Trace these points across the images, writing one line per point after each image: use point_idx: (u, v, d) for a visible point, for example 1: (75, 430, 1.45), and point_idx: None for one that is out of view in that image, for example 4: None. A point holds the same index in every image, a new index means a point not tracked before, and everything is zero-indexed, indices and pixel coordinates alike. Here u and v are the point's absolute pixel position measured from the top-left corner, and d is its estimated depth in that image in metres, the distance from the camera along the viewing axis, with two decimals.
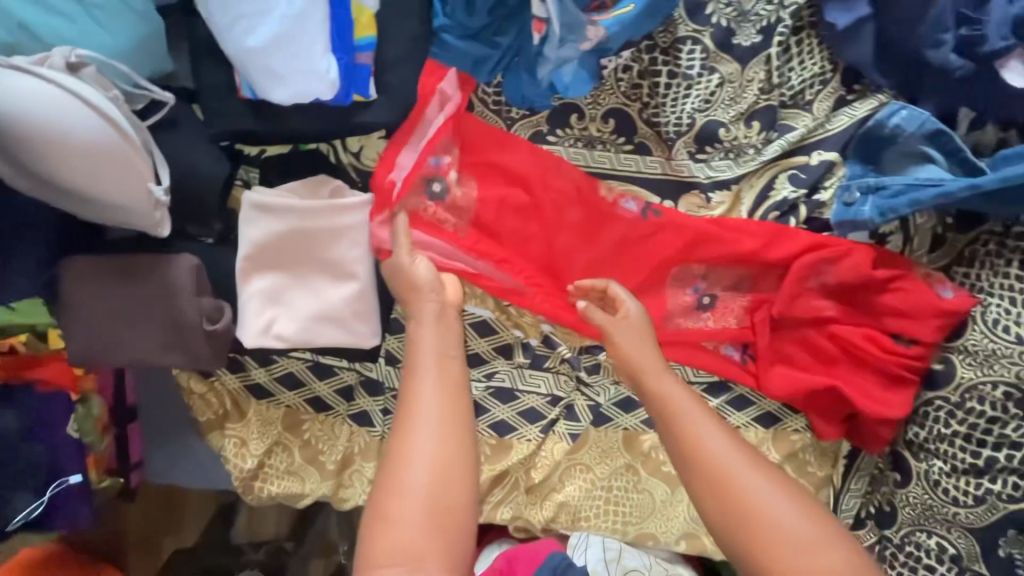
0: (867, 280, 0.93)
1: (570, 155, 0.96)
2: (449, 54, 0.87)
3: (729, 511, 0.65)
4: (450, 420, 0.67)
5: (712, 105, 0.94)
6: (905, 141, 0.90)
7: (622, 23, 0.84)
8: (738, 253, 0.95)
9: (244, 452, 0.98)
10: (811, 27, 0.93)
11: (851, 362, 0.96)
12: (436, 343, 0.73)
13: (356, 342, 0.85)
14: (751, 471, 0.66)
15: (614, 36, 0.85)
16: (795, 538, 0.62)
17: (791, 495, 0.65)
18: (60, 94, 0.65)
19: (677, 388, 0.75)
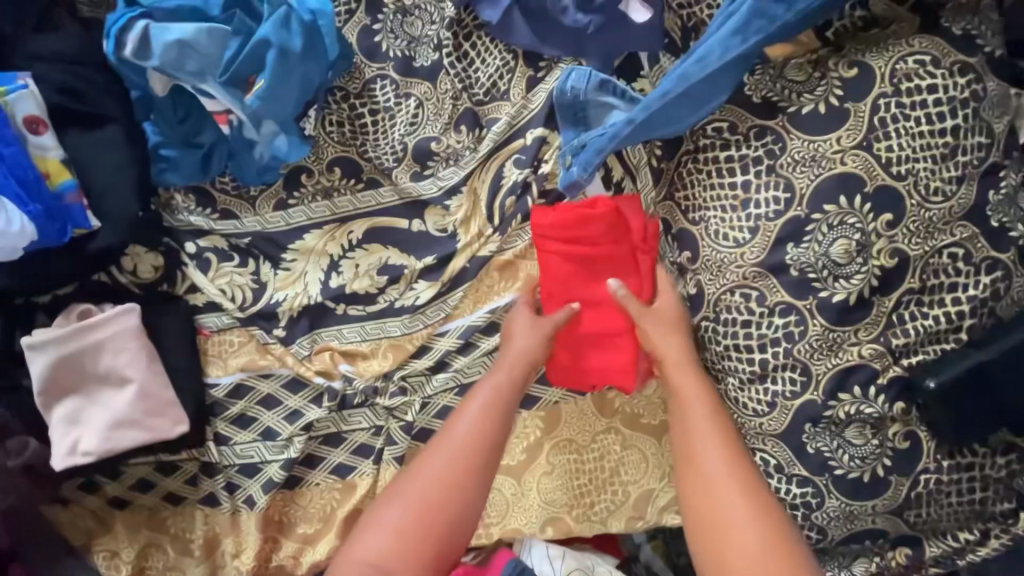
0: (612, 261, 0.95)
1: (313, 210, 1.05)
2: (173, 164, 0.99)
3: (704, 516, 0.81)
4: (469, 456, 0.87)
5: (418, 126, 1.02)
6: (587, 97, 0.96)
7: (261, 98, 0.91)
8: (564, 242, 0.93)
9: (117, 561, 1.06)
10: (478, 30, 1.01)
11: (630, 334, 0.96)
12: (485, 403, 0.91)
13: (160, 437, 0.95)
14: (716, 459, 0.82)
15: (263, 108, 0.92)
16: (746, 541, 0.77)
17: (763, 520, 0.78)
18: None
19: (706, 416, 0.85)
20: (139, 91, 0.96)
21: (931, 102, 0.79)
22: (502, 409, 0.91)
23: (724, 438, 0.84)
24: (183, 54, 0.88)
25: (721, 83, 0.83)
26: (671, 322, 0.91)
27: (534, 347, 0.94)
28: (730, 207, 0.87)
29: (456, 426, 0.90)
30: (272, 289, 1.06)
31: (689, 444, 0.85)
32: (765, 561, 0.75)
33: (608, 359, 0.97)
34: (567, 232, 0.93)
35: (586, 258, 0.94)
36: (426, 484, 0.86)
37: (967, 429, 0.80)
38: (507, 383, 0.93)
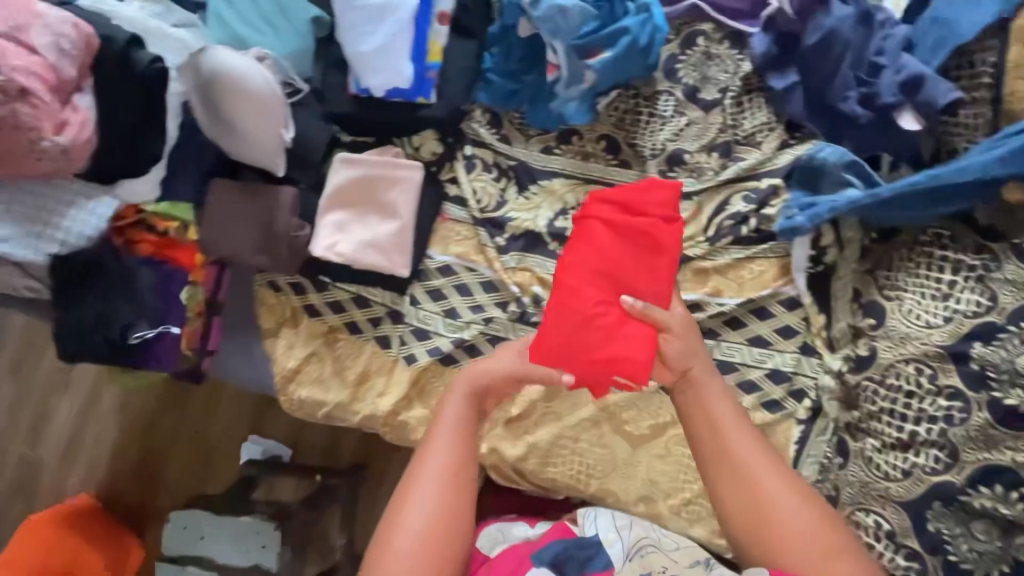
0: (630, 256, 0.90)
1: (570, 163, 1.28)
2: (490, 87, 1.26)
3: (747, 514, 0.88)
4: (452, 472, 0.91)
5: (680, 137, 1.25)
6: (831, 169, 1.15)
7: (605, 64, 1.16)
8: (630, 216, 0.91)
9: (290, 353, 1.25)
10: (758, 91, 1.25)
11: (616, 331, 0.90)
12: (455, 413, 0.95)
13: (391, 268, 1.16)
14: (758, 456, 0.90)
15: (599, 72, 1.17)
16: (796, 525, 0.85)
17: (810, 508, 0.87)
18: (253, 63, 1.07)
19: (732, 418, 0.93)
20: (500, 27, 1.23)
21: None
22: (468, 418, 0.96)
23: (755, 442, 0.92)
24: (553, 17, 1.16)
25: (961, 195, 1.02)
26: (689, 330, 0.94)
27: (506, 367, 0.99)
28: (930, 296, 1.02)
29: (433, 449, 0.93)
30: (509, 207, 1.28)
31: (722, 449, 0.91)
32: (811, 544, 0.84)
33: (619, 350, 0.90)
34: (625, 213, 0.91)
35: (636, 238, 0.90)
36: (421, 509, 0.88)
37: None
38: (466, 410, 0.96)
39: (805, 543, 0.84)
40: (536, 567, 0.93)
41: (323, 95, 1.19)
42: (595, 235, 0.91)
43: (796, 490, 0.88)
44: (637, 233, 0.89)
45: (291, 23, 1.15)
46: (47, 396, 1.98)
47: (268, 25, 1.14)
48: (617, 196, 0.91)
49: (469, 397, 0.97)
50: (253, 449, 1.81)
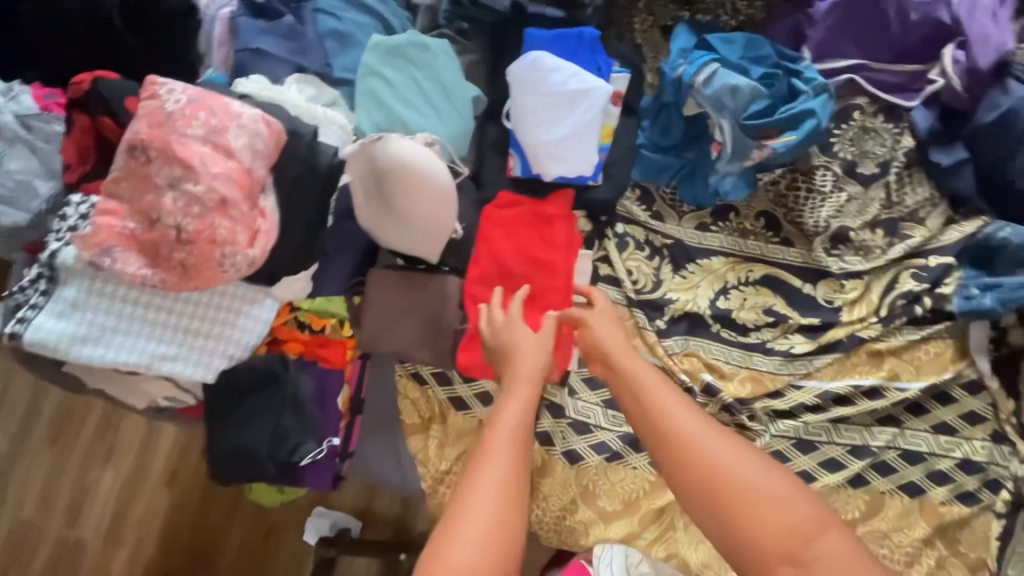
0: (531, 265, 1.05)
1: (728, 241, 1.23)
2: (644, 163, 1.21)
3: (702, 488, 0.69)
4: (513, 467, 0.70)
5: (843, 215, 1.21)
6: (1014, 249, 1.12)
7: (787, 147, 1.13)
8: (519, 237, 1.06)
9: (442, 453, 1.13)
10: (918, 166, 1.22)
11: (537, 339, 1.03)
12: (517, 414, 0.75)
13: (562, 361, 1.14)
14: (690, 418, 0.74)
15: (778, 153, 1.14)
16: (758, 493, 0.68)
17: (760, 468, 0.70)
18: (431, 154, 0.99)
19: (649, 372, 0.81)
20: (657, 103, 1.19)
21: None
22: (529, 425, 0.76)
23: (683, 399, 0.77)
24: (725, 94, 1.12)
25: None
26: (608, 315, 0.93)
27: (536, 364, 0.84)
28: None
29: (491, 453, 0.70)
30: (666, 287, 1.21)
31: (653, 410, 0.76)
32: (789, 515, 0.67)
33: None
34: (508, 222, 1.07)
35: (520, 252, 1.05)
36: (480, 521, 0.64)
37: None
38: (526, 403, 0.78)
39: (765, 518, 0.67)
40: None
41: (480, 181, 1.13)
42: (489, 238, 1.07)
43: (755, 459, 0.71)
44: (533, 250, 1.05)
45: (454, 104, 1.08)
46: (88, 466, 1.54)
47: (431, 108, 1.07)
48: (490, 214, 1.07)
49: (528, 397, 0.79)
50: (318, 522, 1.41)
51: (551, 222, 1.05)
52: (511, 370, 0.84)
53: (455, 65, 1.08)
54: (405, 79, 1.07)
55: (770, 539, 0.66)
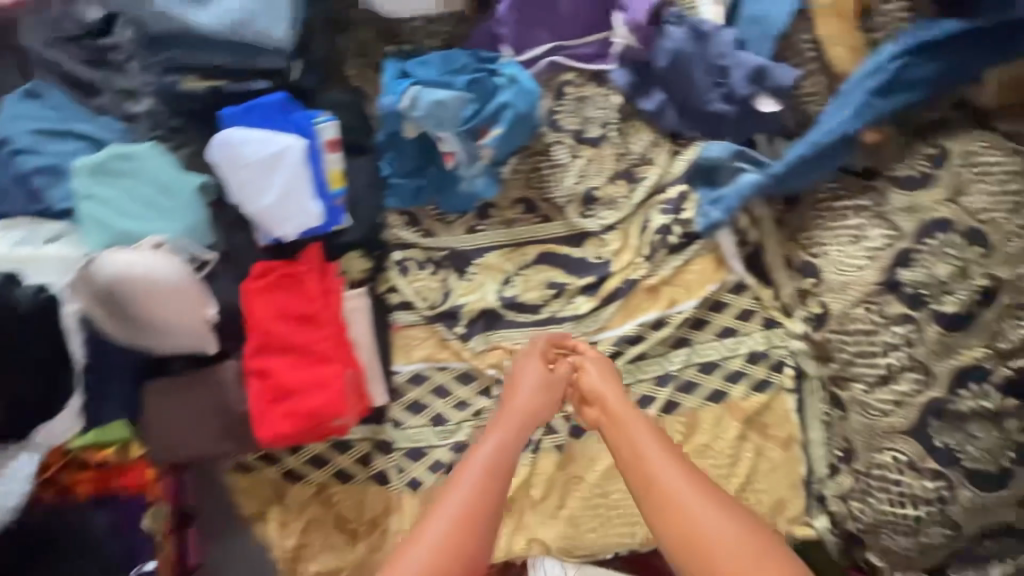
0: (302, 320, 1.07)
1: (498, 234, 1.31)
2: (396, 191, 1.28)
3: (676, 540, 0.86)
4: (484, 485, 0.91)
5: (586, 178, 1.33)
6: (724, 163, 1.25)
7: (500, 140, 1.25)
8: (285, 299, 1.08)
9: (286, 531, 1.14)
10: (634, 116, 1.36)
11: (325, 385, 1.04)
12: (495, 445, 0.95)
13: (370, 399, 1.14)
14: (677, 477, 0.89)
15: (495, 147, 1.26)
16: (725, 543, 0.84)
17: (734, 518, 0.86)
18: (161, 254, 1.02)
19: (641, 430, 0.96)
20: (386, 135, 1.24)
21: (999, 170, 1.07)
22: (503, 460, 0.95)
23: (664, 449, 0.93)
24: (435, 110, 1.20)
25: (840, 152, 1.14)
26: (610, 369, 1.09)
27: (532, 401, 1.04)
28: (849, 241, 1.13)
29: (463, 476, 0.91)
30: (455, 294, 1.27)
31: (636, 459, 0.93)
32: (746, 556, 0.83)
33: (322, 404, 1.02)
34: (271, 288, 1.09)
35: (288, 312, 1.07)
36: (441, 522, 0.86)
37: None
38: (507, 443, 0.96)
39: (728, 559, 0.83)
40: None
41: (232, 256, 1.14)
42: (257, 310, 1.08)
43: (721, 513, 0.86)
44: (301, 306, 1.08)
45: (175, 199, 1.09)
46: None
47: (154, 211, 1.08)
48: (252, 284, 1.09)
49: (520, 428, 1.00)
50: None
51: (300, 278, 1.09)
52: (503, 418, 1.01)
53: (165, 162, 1.10)
54: (118, 192, 1.07)
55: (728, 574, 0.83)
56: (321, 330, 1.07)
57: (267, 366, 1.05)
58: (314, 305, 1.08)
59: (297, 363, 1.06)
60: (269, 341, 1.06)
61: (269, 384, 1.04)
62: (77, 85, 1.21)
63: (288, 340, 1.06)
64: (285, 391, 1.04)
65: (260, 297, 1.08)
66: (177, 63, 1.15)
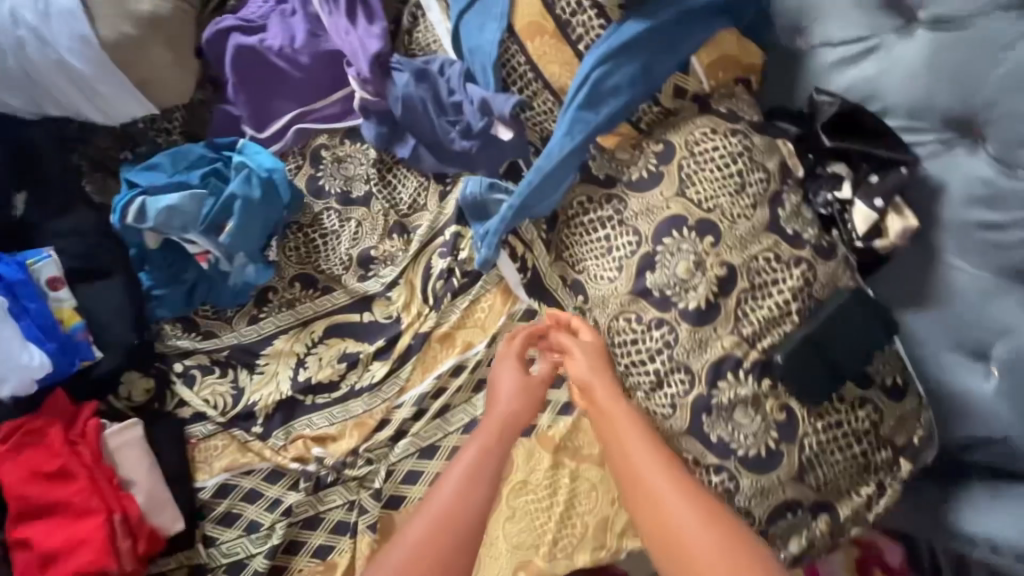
0: (54, 475, 1.02)
1: (281, 317, 1.27)
2: (163, 302, 1.22)
3: (659, 538, 0.86)
4: (471, 476, 0.93)
5: (360, 239, 1.30)
6: (484, 198, 1.24)
7: (235, 233, 1.19)
8: (32, 458, 1.02)
9: None
10: (397, 164, 1.33)
11: (89, 538, 0.99)
12: (469, 460, 0.95)
13: (165, 529, 1.08)
14: (658, 476, 0.90)
15: (233, 242, 1.19)
16: (704, 538, 0.83)
17: (710, 521, 0.84)
18: None
19: (631, 426, 0.96)
20: (136, 248, 1.21)
21: (717, 156, 1.09)
22: (484, 466, 0.95)
23: (651, 437, 0.95)
24: (170, 216, 1.16)
25: (569, 167, 1.13)
26: (596, 349, 1.07)
27: (512, 405, 1.04)
28: (600, 254, 1.12)
29: (446, 478, 0.93)
30: (248, 392, 1.24)
31: (625, 458, 0.94)
32: (726, 550, 0.81)
33: (89, 560, 0.98)
34: (13, 451, 1.02)
35: (37, 471, 1.01)
36: (405, 540, 0.85)
37: (811, 380, 0.98)
38: (491, 442, 0.98)
39: (712, 558, 0.81)
40: None
41: None
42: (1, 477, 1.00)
43: (690, 498, 0.87)
44: (51, 461, 1.02)
45: None
46: None
47: None
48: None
49: (498, 437, 0.99)
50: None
51: (45, 432, 1.04)
52: (488, 420, 1.02)
53: None
54: None
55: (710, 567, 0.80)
56: (78, 480, 1.02)
57: (25, 534, 0.99)
58: (66, 456, 1.03)
59: (56, 523, 1.00)
60: (22, 507, 1.00)
61: (30, 554, 0.98)
62: None
63: (43, 501, 1.00)
64: (49, 556, 0.98)
65: (2, 462, 1.01)
66: None
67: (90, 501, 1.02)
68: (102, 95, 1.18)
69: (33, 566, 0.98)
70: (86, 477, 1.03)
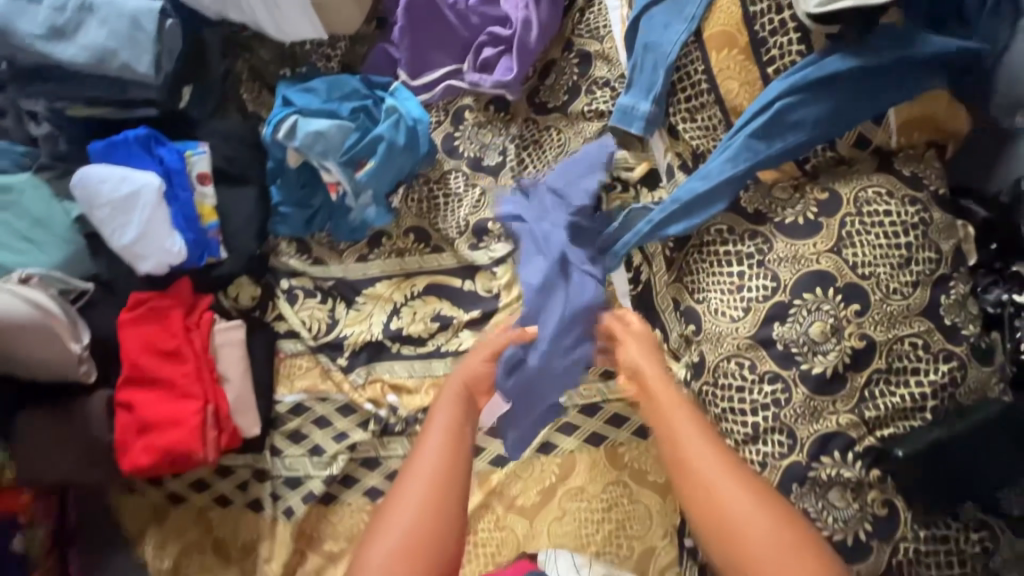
0: (167, 353, 1.09)
1: (388, 264, 1.29)
2: (285, 219, 1.26)
3: (721, 532, 0.82)
4: (437, 482, 0.83)
5: (480, 207, 1.29)
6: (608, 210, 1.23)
7: (372, 173, 1.21)
8: (151, 334, 1.09)
9: (161, 553, 1.18)
10: (535, 142, 1.31)
11: (185, 420, 1.06)
12: (444, 423, 0.90)
13: (241, 431, 1.13)
14: (729, 483, 0.83)
15: (368, 180, 1.22)
16: (762, 530, 0.80)
17: (754, 493, 0.82)
18: (26, 291, 1.03)
19: (686, 419, 0.91)
20: (274, 162, 1.24)
21: (887, 222, 1.00)
22: (454, 455, 0.86)
23: (699, 424, 0.90)
24: (316, 140, 1.18)
25: (723, 193, 1.07)
26: (646, 340, 1.05)
27: (477, 374, 0.99)
28: (728, 290, 1.07)
29: (425, 450, 0.86)
30: (341, 325, 1.27)
31: (682, 467, 0.87)
32: (770, 530, 0.80)
33: (179, 439, 1.05)
34: (138, 322, 1.10)
35: (153, 346, 1.09)
36: (394, 531, 0.80)
37: (934, 492, 0.92)
38: (450, 438, 0.88)
39: (766, 541, 0.79)
40: None
41: (111, 285, 1.17)
42: (124, 342, 1.09)
43: (737, 472, 0.85)
44: (167, 341, 1.09)
45: (52, 231, 1.11)
46: None
47: (28, 242, 1.10)
48: (122, 319, 1.10)
49: (460, 409, 0.92)
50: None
51: (167, 314, 1.11)
52: (446, 388, 0.95)
53: (42, 194, 1.12)
54: None
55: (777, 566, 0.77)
56: (185, 365, 1.09)
57: (132, 399, 1.07)
58: (179, 340, 1.10)
59: (159, 397, 1.08)
60: (134, 374, 1.08)
61: (131, 418, 1.07)
62: None
63: (151, 375, 1.08)
64: (146, 426, 1.06)
65: (128, 330, 1.09)
66: (59, 94, 1.16)
67: (191, 387, 1.08)
68: (281, 10, 1.22)
69: (132, 430, 1.06)
70: (191, 364, 1.09)
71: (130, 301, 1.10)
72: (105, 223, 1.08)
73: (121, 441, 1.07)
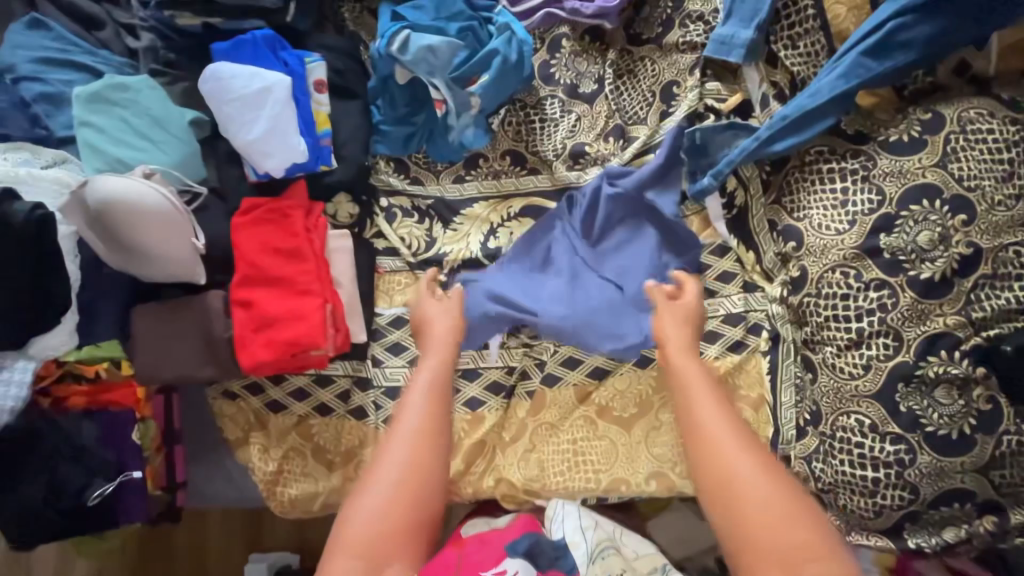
0: (284, 253, 1.12)
1: (484, 185, 1.31)
2: (387, 138, 1.28)
3: (725, 505, 0.79)
4: (423, 435, 0.85)
5: (577, 132, 1.32)
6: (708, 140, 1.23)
7: (485, 88, 1.23)
8: (267, 235, 1.12)
9: (266, 457, 1.20)
10: (628, 73, 1.35)
11: (307, 313, 1.09)
12: (427, 375, 0.91)
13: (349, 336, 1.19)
14: (744, 460, 0.79)
15: (482, 96, 1.24)
16: (768, 510, 0.77)
17: (773, 477, 0.79)
18: (150, 182, 1.04)
19: (702, 390, 0.86)
20: (378, 80, 1.26)
21: (990, 140, 1.05)
22: (443, 388, 0.90)
23: (717, 397, 0.85)
24: (425, 56, 1.21)
25: (830, 110, 1.12)
26: (685, 312, 1.00)
27: (452, 323, 1.00)
28: (831, 206, 1.11)
29: (409, 404, 0.87)
30: (440, 242, 1.28)
31: (691, 431, 0.84)
32: (785, 510, 0.77)
33: (302, 331, 1.08)
34: (254, 224, 1.12)
35: (270, 247, 1.11)
36: (384, 486, 0.82)
37: None
38: (437, 379, 0.91)
39: (769, 523, 0.76)
40: (510, 554, 0.90)
41: (221, 192, 1.18)
42: (241, 243, 1.11)
43: (740, 437, 0.82)
44: (283, 241, 1.12)
45: (170, 131, 1.12)
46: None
47: (147, 141, 1.11)
48: (238, 221, 1.12)
49: (437, 358, 0.93)
50: (254, 567, 1.45)
51: (283, 216, 1.14)
52: (430, 334, 0.98)
53: (160, 95, 1.13)
54: (115, 121, 1.11)
55: (775, 549, 0.75)
56: (302, 264, 1.12)
57: (250, 297, 1.10)
58: (295, 240, 1.13)
59: (279, 295, 1.11)
60: (252, 272, 1.11)
61: (250, 314, 1.09)
62: (79, 18, 1.24)
63: (271, 273, 1.11)
64: (266, 320, 1.09)
65: (244, 232, 1.12)
66: None
67: (310, 284, 1.12)
68: None
69: (252, 325, 1.09)
70: (308, 263, 1.12)
71: (244, 205, 1.13)
72: (232, 124, 1.11)
73: (240, 337, 1.09)
